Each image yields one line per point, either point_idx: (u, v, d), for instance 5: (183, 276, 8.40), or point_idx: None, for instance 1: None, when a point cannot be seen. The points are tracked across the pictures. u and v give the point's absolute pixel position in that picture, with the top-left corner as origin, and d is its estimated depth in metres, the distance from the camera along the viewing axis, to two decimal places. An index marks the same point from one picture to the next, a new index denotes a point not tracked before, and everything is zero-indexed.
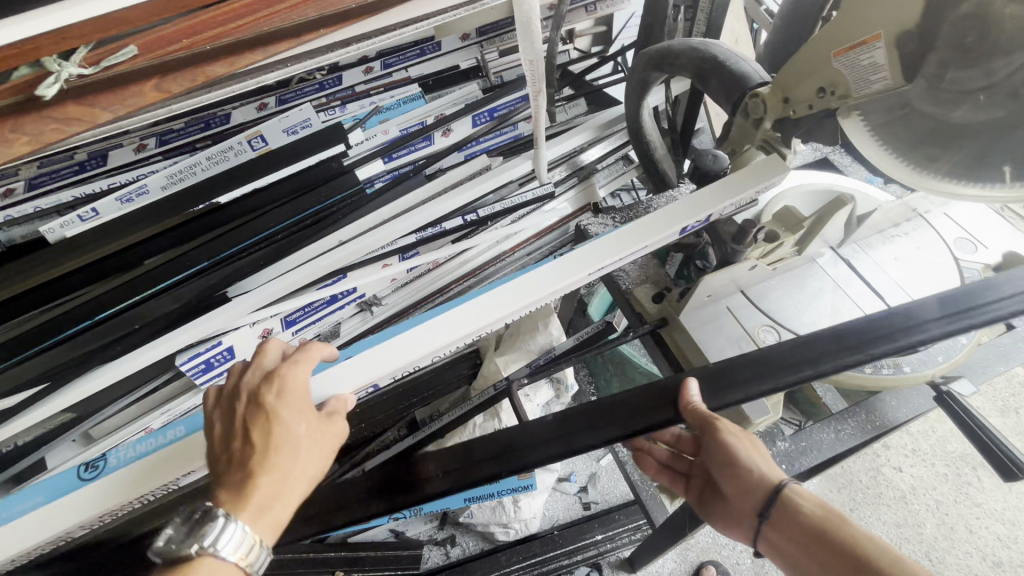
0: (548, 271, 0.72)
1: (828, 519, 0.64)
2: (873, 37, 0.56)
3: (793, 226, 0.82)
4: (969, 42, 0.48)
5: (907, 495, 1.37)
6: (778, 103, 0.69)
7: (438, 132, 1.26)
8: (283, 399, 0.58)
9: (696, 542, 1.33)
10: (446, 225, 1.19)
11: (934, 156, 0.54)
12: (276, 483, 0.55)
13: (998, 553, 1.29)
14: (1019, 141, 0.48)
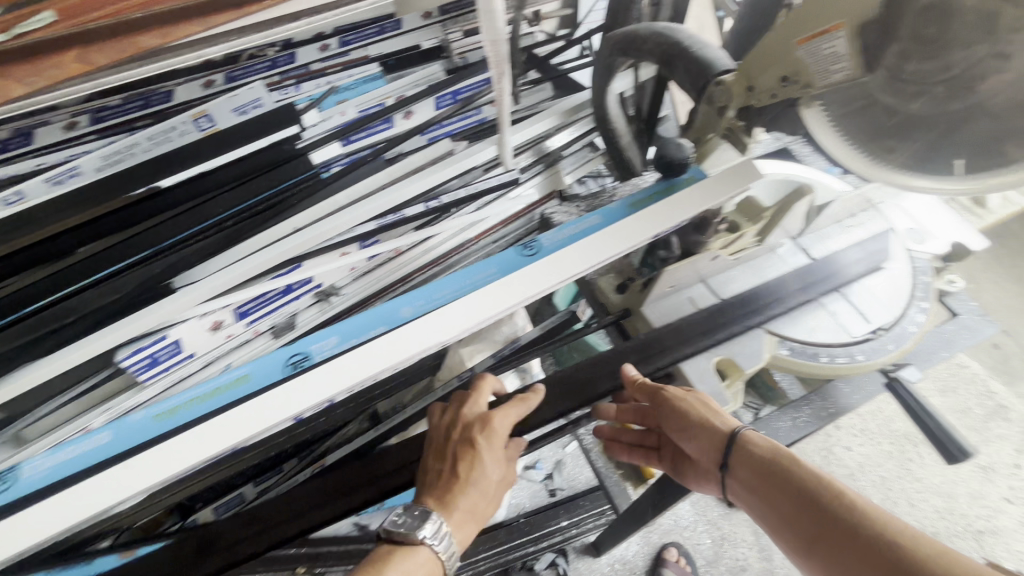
0: (523, 273, 0.65)
1: (775, 455, 0.68)
2: (835, 27, 0.58)
3: (754, 214, 0.87)
4: (941, 40, 0.56)
5: (855, 472, 1.44)
6: (745, 89, 0.69)
7: (399, 115, 1.22)
8: (490, 443, 0.74)
9: (658, 525, 1.36)
10: (408, 212, 1.15)
11: (888, 148, 0.67)
12: (471, 513, 0.71)
13: (935, 524, 1.37)
14: (962, 136, 0.63)
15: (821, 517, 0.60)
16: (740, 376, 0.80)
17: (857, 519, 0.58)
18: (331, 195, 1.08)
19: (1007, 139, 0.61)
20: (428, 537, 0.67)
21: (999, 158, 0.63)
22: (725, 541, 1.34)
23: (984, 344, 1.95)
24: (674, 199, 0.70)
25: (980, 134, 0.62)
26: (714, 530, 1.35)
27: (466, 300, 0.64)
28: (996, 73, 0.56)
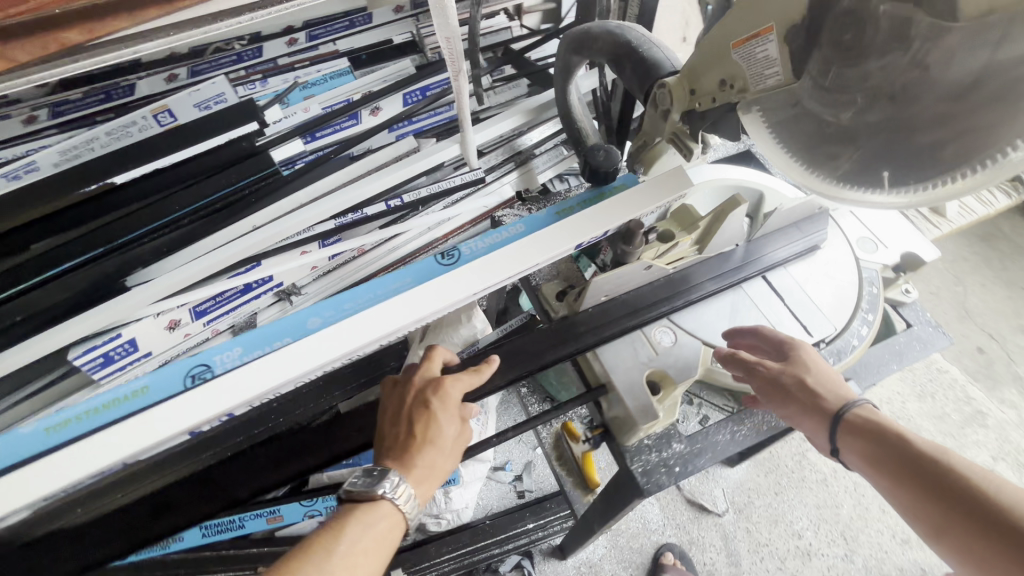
0: (438, 283, 0.59)
1: (899, 435, 0.60)
2: (766, 30, 0.51)
3: (689, 223, 0.77)
4: (868, 41, 0.44)
5: (829, 478, 1.42)
6: (686, 93, 0.62)
7: (366, 110, 1.20)
8: (444, 405, 0.67)
9: (626, 528, 1.35)
10: (369, 210, 1.13)
11: (834, 155, 0.51)
12: (434, 471, 0.66)
13: (907, 531, 1.36)
14: (911, 145, 0.45)
15: (952, 508, 0.53)
16: (674, 387, 0.71)
17: (1002, 513, 0.50)
18: (291, 192, 1.06)
19: (948, 144, 0.43)
20: (387, 492, 0.62)
21: (930, 172, 0.44)
22: (693, 545, 1.33)
23: (968, 348, 1.93)
24: (610, 202, 0.64)
25: (914, 147, 0.45)
26: (683, 534, 1.34)
27: (370, 314, 0.56)
28: (912, 82, 0.43)
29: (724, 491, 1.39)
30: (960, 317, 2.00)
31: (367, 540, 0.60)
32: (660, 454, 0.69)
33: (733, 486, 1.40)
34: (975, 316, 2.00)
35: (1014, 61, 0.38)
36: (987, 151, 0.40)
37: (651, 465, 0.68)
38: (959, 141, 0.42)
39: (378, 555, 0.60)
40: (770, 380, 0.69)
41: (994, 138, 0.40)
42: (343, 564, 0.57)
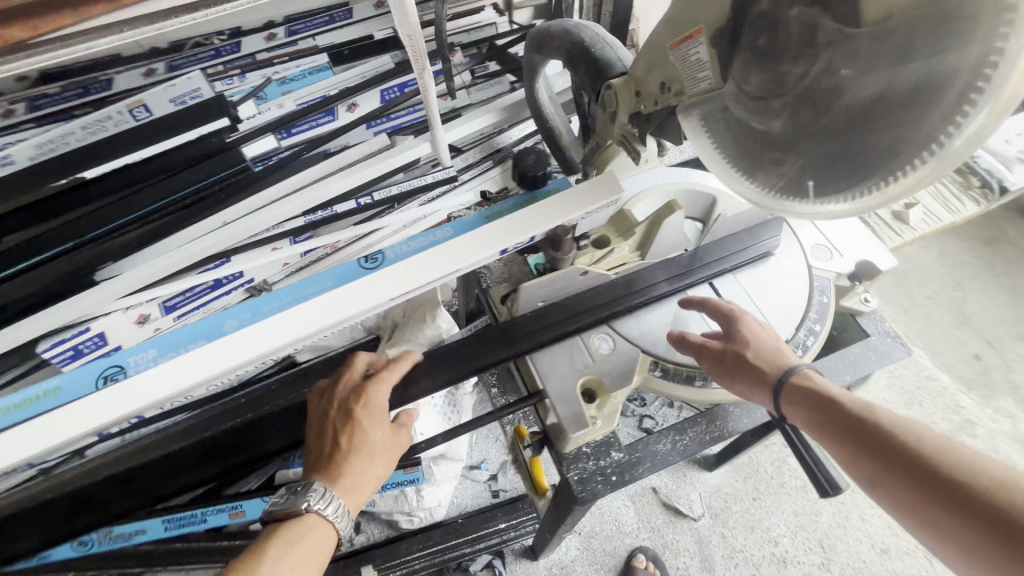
0: (351, 289, 0.59)
1: (837, 398, 0.62)
2: (695, 32, 0.49)
3: (626, 229, 0.75)
4: (786, 47, 0.43)
5: (808, 484, 1.40)
6: (631, 95, 0.60)
7: (342, 107, 1.19)
8: (367, 413, 0.67)
9: (599, 530, 1.34)
10: (338, 209, 1.10)
11: (779, 160, 0.49)
12: (364, 479, 0.66)
13: (887, 540, 1.34)
14: (830, 150, 0.44)
15: (893, 464, 0.55)
16: (610, 397, 0.66)
17: (937, 465, 0.53)
18: (262, 189, 1.07)
19: (860, 152, 0.42)
20: (313, 505, 0.63)
21: (858, 177, 0.43)
22: (666, 549, 1.32)
23: (965, 355, 1.86)
24: (541, 205, 0.63)
25: (838, 155, 0.43)
26: (657, 538, 1.33)
27: (280, 317, 0.57)
28: (832, 91, 0.41)
29: (700, 496, 1.37)
30: (958, 323, 1.93)
31: (297, 552, 0.61)
32: (598, 462, 0.64)
33: (710, 491, 1.38)
34: (974, 322, 1.93)
35: (917, 67, 0.36)
36: (909, 156, 0.39)
37: (588, 473, 0.63)
38: (873, 151, 0.41)
39: (312, 564, 0.61)
40: (718, 358, 0.69)
41: (913, 145, 0.38)
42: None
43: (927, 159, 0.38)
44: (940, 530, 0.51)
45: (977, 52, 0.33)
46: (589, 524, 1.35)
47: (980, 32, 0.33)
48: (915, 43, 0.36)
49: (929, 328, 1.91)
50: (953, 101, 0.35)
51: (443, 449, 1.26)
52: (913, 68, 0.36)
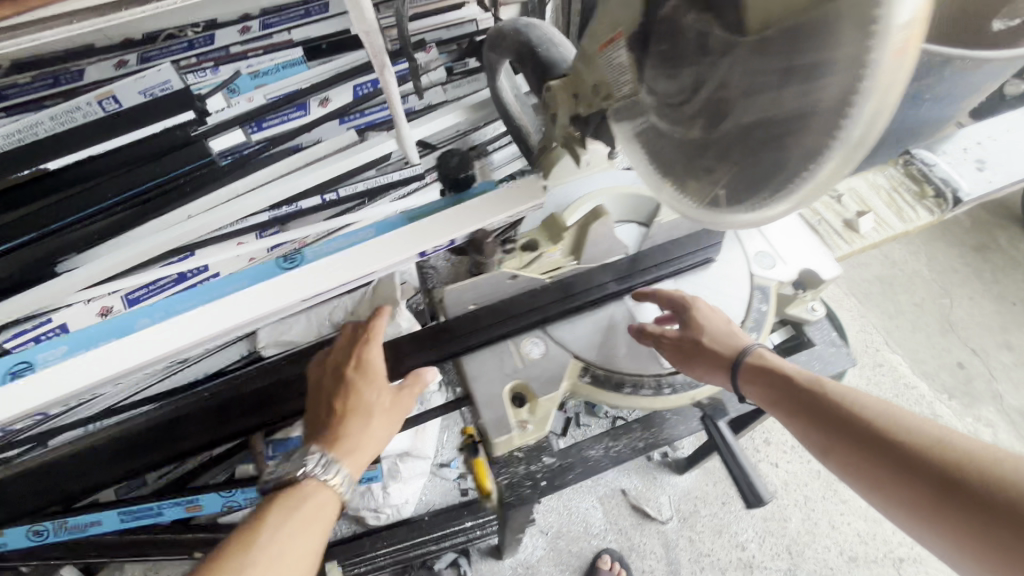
0: (267, 287, 0.63)
1: (789, 374, 0.64)
2: (617, 37, 0.48)
3: (556, 232, 0.70)
4: (692, 50, 0.42)
5: (779, 490, 1.40)
6: (569, 98, 0.59)
7: (314, 101, 1.19)
8: (361, 374, 0.67)
9: (567, 531, 1.34)
10: (303, 203, 1.10)
11: (709, 170, 0.46)
12: (364, 440, 0.65)
13: (855, 548, 1.33)
14: (741, 162, 0.42)
15: (848, 438, 0.58)
16: (537, 401, 0.65)
17: (886, 429, 0.56)
18: (227, 183, 1.06)
19: (766, 162, 0.40)
20: (313, 467, 0.63)
21: (754, 192, 0.43)
22: (633, 552, 1.32)
23: (948, 363, 1.72)
24: (453, 210, 0.66)
25: (749, 166, 0.42)
26: (624, 540, 1.33)
27: (195, 315, 0.62)
28: (729, 101, 0.41)
29: (670, 499, 1.37)
30: (943, 332, 1.77)
31: (293, 521, 0.60)
32: (529, 466, 0.64)
33: (679, 494, 1.38)
34: (959, 330, 1.78)
35: (811, 72, 0.35)
36: (790, 178, 0.39)
37: (517, 478, 0.64)
38: (774, 163, 0.39)
39: (310, 533, 0.60)
40: (679, 345, 0.68)
41: (795, 167, 0.38)
42: (267, 549, 0.57)
43: (803, 182, 0.38)
44: (892, 495, 0.54)
45: (839, 85, 0.33)
46: (557, 525, 1.34)
47: (839, 63, 0.33)
48: (788, 58, 0.35)
49: (914, 336, 1.75)
50: (823, 128, 0.35)
51: (408, 447, 1.25)
52: (789, 93, 0.36)
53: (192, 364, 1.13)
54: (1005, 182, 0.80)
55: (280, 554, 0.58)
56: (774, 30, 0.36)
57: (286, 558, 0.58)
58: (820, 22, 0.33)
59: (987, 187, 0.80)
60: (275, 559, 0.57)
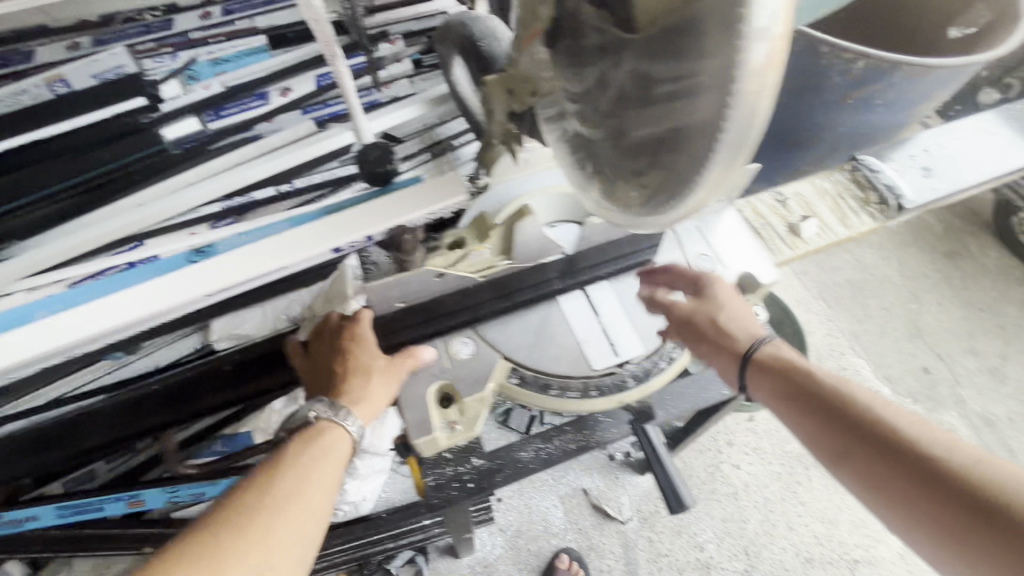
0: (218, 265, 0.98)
1: (800, 370, 0.63)
2: (534, 32, 0.48)
3: (483, 231, 0.70)
4: (594, 51, 0.43)
5: (739, 491, 1.41)
6: (503, 94, 0.56)
7: (275, 91, 1.13)
8: (358, 339, 0.64)
9: (527, 529, 1.36)
10: (257, 194, 1.06)
11: (626, 176, 0.44)
12: (365, 395, 0.61)
13: (811, 549, 1.34)
14: (649, 167, 0.41)
15: (859, 440, 0.56)
16: (460, 401, 0.63)
17: (897, 434, 0.55)
18: (181, 172, 1.03)
19: (670, 166, 0.38)
20: (319, 414, 0.61)
21: (652, 204, 0.42)
22: (592, 551, 1.33)
23: (912, 367, 1.65)
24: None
25: (653, 171, 0.40)
26: (583, 539, 1.34)
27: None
28: (631, 105, 0.41)
29: (630, 498, 1.38)
30: (909, 335, 1.70)
31: (308, 458, 0.59)
32: (456, 468, 0.66)
33: (639, 494, 1.38)
34: (927, 334, 1.70)
35: (696, 73, 0.34)
36: (679, 190, 0.38)
37: (445, 479, 0.65)
38: (675, 167, 0.38)
39: (327, 470, 0.59)
40: (693, 316, 0.66)
41: (683, 178, 0.37)
42: (282, 484, 0.56)
43: (692, 194, 0.37)
44: (896, 499, 0.53)
45: (715, 95, 0.32)
46: (517, 524, 1.36)
47: (714, 72, 0.32)
48: (676, 59, 0.35)
49: (881, 340, 1.68)
50: (704, 138, 0.34)
51: None
52: (679, 103, 0.36)
53: (142, 356, 1.10)
54: (950, 189, 0.81)
55: (297, 488, 0.56)
56: (664, 33, 0.36)
57: (302, 493, 0.56)
58: (697, 25, 0.33)
59: (932, 194, 0.81)
60: (293, 494, 0.56)
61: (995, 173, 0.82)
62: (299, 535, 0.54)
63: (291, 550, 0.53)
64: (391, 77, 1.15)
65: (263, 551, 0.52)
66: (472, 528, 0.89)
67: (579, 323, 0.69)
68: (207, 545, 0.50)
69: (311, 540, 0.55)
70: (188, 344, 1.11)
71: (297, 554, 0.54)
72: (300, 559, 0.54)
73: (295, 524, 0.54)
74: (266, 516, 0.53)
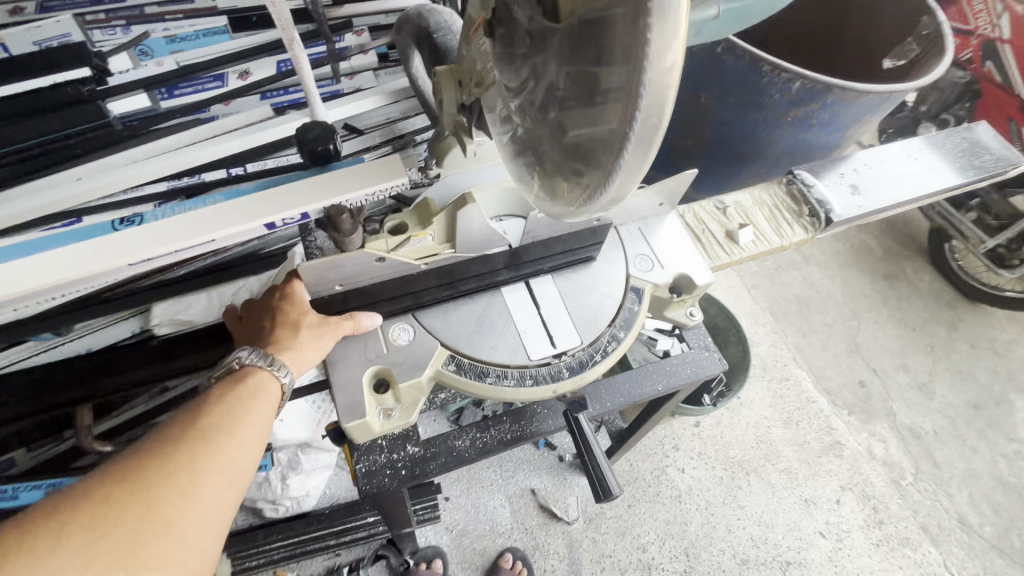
0: (104, 242, 0.63)
1: None
2: (479, 22, 0.49)
3: (426, 217, 0.66)
4: (524, 43, 0.43)
5: (683, 494, 1.45)
6: (453, 84, 0.57)
7: (234, 74, 1.09)
8: (291, 299, 0.66)
9: (473, 529, 1.36)
10: (205, 176, 1.02)
11: (561, 172, 0.47)
12: (293, 345, 0.62)
13: (747, 551, 1.39)
14: (579, 163, 0.44)
15: None
16: (394, 386, 0.65)
17: None
18: (127, 149, 0.98)
19: (596, 160, 0.41)
20: (246, 357, 0.62)
21: (577, 193, 0.45)
22: (537, 551, 1.34)
23: (849, 380, 1.71)
24: (294, 185, 0.65)
25: (583, 165, 0.43)
26: (528, 538, 1.35)
27: (14, 266, 0.61)
28: (559, 101, 0.43)
29: (577, 499, 1.40)
30: (848, 350, 1.77)
31: (234, 395, 0.60)
32: (390, 455, 0.67)
33: (586, 496, 1.41)
34: (864, 350, 1.77)
35: (611, 71, 0.36)
36: (599, 183, 0.42)
37: (377, 466, 0.67)
38: (600, 164, 0.41)
39: (253, 407, 0.60)
40: None
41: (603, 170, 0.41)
42: (208, 418, 0.57)
43: (609, 184, 0.41)
44: None
45: (627, 97, 0.35)
46: (463, 523, 1.37)
47: (626, 77, 0.35)
48: (596, 60, 0.37)
49: (823, 353, 1.75)
50: (619, 136, 0.38)
51: (308, 437, 1.21)
52: (600, 104, 0.38)
53: (75, 338, 1.03)
54: (875, 207, 0.86)
55: (223, 420, 0.57)
56: (584, 34, 0.38)
57: (230, 421, 0.58)
58: (611, 25, 0.35)
59: (859, 210, 0.86)
60: (217, 426, 0.57)
61: (917, 194, 0.87)
62: (227, 462, 0.55)
63: (217, 474, 0.54)
64: (354, 68, 1.16)
65: (188, 473, 0.53)
66: (414, 527, 0.86)
67: (518, 314, 0.70)
68: (131, 464, 0.51)
69: (238, 467, 0.56)
70: (123, 329, 1.07)
71: (224, 478, 0.55)
72: (227, 482, 0.55)
73: (221, 451, 0.55)
74: (193, 443, 0.54)
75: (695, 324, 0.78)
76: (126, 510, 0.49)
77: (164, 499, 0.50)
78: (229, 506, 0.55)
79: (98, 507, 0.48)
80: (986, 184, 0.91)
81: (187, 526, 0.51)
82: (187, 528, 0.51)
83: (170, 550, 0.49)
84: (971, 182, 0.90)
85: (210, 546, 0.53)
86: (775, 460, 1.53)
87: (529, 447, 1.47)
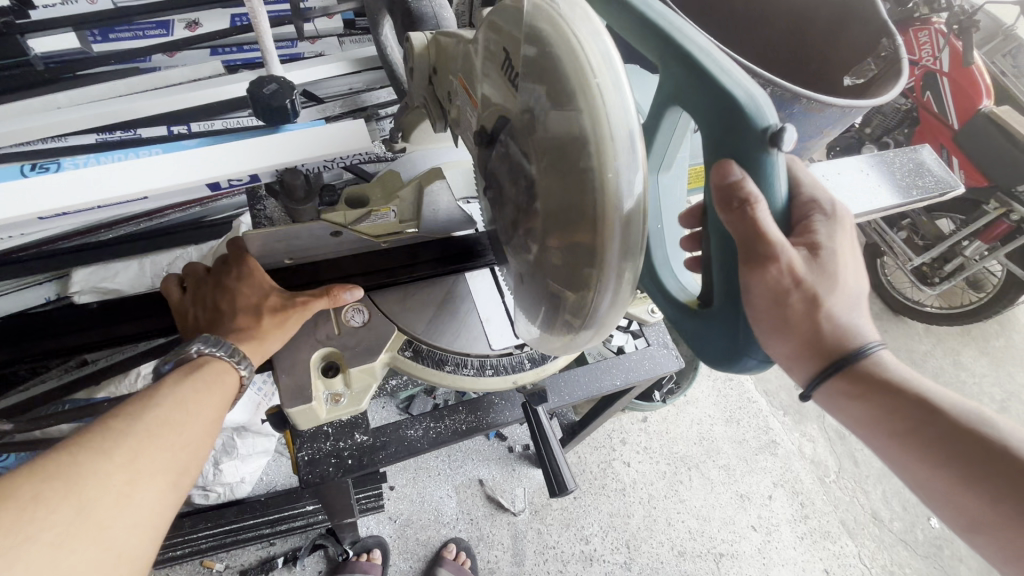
0: (22, 188, 0.56)
1: None
2: (457, 81, 0.50)
3: (390, 193, 0.66)
4: (506, 134, 0.43)
5: (627, 488, 1.48)
6: (428, 69, 0.55)
7: (181, 23, 0.99)
8: (248, 276, 0.62)
9: (416, 519, 1.34)
10: (143, 132, 0.87)
11: (542, 293, 0.47)
12: (253, 331, 0.58)
13: (684, 544, 1.43)
14: (557, 290, 0.44)
15: None
16: (345, 372, 0.61)
17: None
18: (48, 93, 0.86)
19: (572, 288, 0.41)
20: (202, 348, 0.57)
21: (563, 331, 0.46)
22: (481, 541, 1.33)
23: (787, 383, 1.79)
24: (242, 147, 0.62)
25: (559, 289, 0.43)
26: (473, 529, 1.35)
27: None
28: (530, 244, 0.46)
29: (524, 490, 1.41)
30: None
31: (189, 388, 0.54)
32: (336, 443, 0.64)
33: (534, 487, 1.41)
34: None
35: (575, 211, 0.36)
36: (580, 314, 0.42)
37: (321, 454, 0.63)
38: (578, 295, 0.41)
39: (207, 401, 0.54)
40: None
41: (578, 310, 0.42)
42: (157, 412, 0.50)
43: (594, 311, 0.40)
44: None
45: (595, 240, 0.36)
46: (407, 513, 1.34)
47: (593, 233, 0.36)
48: (563, 194, 0.37)
49: None
50: (593, 276, 0.38)
51: (246, 421, 1.14)
52: (570, 299, 0.42)
53: None
54: None
55: (172, 415, 0.51)
56: (551, 192, 0.39)
57: (176, 419, 0.51)
58: (572, 164, 0.35)
59: None
60: (166, 422, 0.50)
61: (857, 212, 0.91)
62: (172, 461, 0.49)
63: (161, 475, 0.47)
64: (318, 32, 1.08)
65: (128, 473, 0.45)
66: (355, 518, 0.82)
67: (480, 301, 0.68)
68: (66, 459, 0.43)
69: (182, 468, 0.50)
70: (35, 296, 0.95)
71: (166, 479, 0.48)
72: (169, 485, 0.48)
73: (167, 451, 0.49)
74: (134, 439, 0.47)
75: (655, 321, 0.78)
76: (55, 512, 0.40)
77: (101, 501, 0.43)
78: (167, 511, 0.48)
79: (23, 507, 0.39)
80: (928, 204, 0.95)
81: (119, 534, 0.43)
82: (123, 535, 0.43)
83: (94, 560, 0.41)
84: (913, 202, 0.93)
85: (143, 558, 0.45)
86: (715, 457, 1.59)
87: (478, 438, 1.47)
